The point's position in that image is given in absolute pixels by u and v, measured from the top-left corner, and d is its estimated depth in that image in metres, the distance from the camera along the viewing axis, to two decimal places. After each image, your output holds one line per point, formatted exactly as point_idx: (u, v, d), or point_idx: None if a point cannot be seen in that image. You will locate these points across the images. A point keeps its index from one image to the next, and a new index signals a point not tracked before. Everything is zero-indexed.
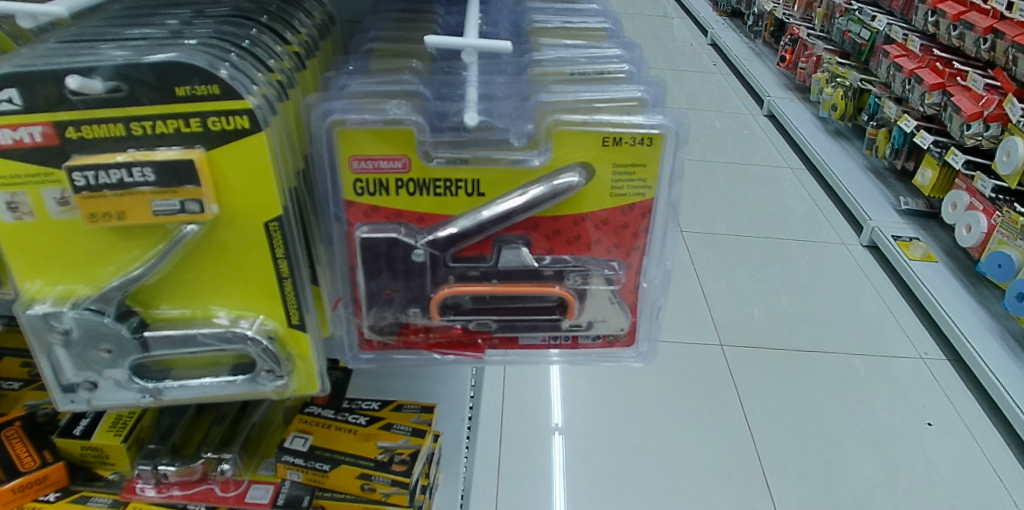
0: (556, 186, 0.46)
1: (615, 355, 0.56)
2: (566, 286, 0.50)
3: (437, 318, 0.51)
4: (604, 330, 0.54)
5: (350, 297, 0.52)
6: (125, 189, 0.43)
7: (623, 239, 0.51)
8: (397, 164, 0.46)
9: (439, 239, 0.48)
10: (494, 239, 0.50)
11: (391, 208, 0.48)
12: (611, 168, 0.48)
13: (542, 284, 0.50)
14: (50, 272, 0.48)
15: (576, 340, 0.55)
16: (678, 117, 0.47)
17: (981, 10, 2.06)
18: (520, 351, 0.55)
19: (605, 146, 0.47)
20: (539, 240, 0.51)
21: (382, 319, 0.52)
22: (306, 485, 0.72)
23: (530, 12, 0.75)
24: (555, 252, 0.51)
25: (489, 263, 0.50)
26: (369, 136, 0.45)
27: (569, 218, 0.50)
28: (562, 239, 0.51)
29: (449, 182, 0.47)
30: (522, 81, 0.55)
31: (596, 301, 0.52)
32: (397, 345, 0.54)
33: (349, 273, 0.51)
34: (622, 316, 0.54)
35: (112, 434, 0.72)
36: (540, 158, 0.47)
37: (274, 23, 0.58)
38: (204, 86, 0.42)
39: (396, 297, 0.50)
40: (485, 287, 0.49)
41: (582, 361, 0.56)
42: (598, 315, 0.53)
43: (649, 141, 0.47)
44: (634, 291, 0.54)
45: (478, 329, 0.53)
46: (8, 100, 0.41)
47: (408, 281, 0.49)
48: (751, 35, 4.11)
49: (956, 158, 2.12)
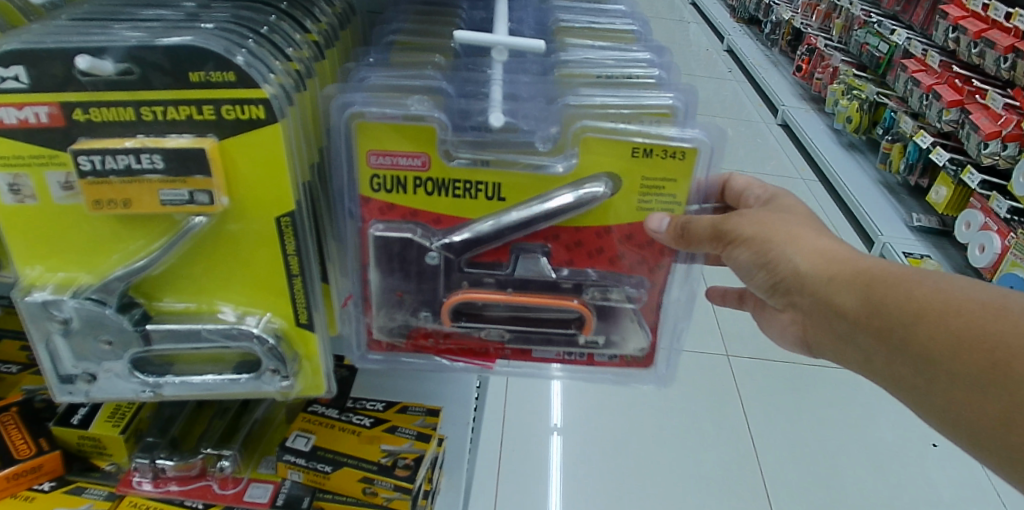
0: (580, 196, 0.44)
1: (632, 375, 0.54)
2: (584, 299, 0.49)
3: (447, 324, 0.49)
4: (622, 348, 0.52)
5: (362, 296, 0.50)
6: (133, 176, 0.41)
7: (648, 255, 0.49)
8: (416, 162, 0.44)
9: (455, 243, 0.46)
10: (513, 246, 0.48)
11: (407, 207, 0.46)
12: (639, 180, 0.45)
13: (559, 296, 0.48)
14: (51, 258, 0.46)
15: (592, 358, 0.53)
16: (715, 130, 0.44)
17: (1003, 28, 2.01)
18: (534, 364, 0.53)
19: (633, 156, 0.44)
20: (559, 250, 0.48)
21: (391, 320, 0.50)
22: (307, 485, 0.71)
23: (556, 11, 0.73)
24: (576, 264, 0.49)
25: (505, 271, 0.48)
26: (387, 130, 0.43)
27: (591, 230, 0.47)
28: (583, 251, 0.48)
29: (470, 184, 0.45)
30: (548, 82, 0.53)
31: (613, 319, 0.50)
32: (406, 347, 0.53)
33: (361, 271, 0.49)
34: (643, 334, 0.52)
35: (110, 424, 0.70)
36: (567, 163, 0.45)
37: (294, 10, 0.55)
38: (219, 72, 0.40)
39: (407, 299, 0.49)
40: (500, 296, 0.48)
41: (596, 380, 0.54)
42: (615, 333, 0.51)
43: (682, 154, 0.44)
44: (656, 310, 0.52)
45: (490, 338, 0.51)
46: (15, 77, 0.40)
47: (420, 283, 0.48)
48: (768, 43, 4.08)
49: (972, 177, 2.08)
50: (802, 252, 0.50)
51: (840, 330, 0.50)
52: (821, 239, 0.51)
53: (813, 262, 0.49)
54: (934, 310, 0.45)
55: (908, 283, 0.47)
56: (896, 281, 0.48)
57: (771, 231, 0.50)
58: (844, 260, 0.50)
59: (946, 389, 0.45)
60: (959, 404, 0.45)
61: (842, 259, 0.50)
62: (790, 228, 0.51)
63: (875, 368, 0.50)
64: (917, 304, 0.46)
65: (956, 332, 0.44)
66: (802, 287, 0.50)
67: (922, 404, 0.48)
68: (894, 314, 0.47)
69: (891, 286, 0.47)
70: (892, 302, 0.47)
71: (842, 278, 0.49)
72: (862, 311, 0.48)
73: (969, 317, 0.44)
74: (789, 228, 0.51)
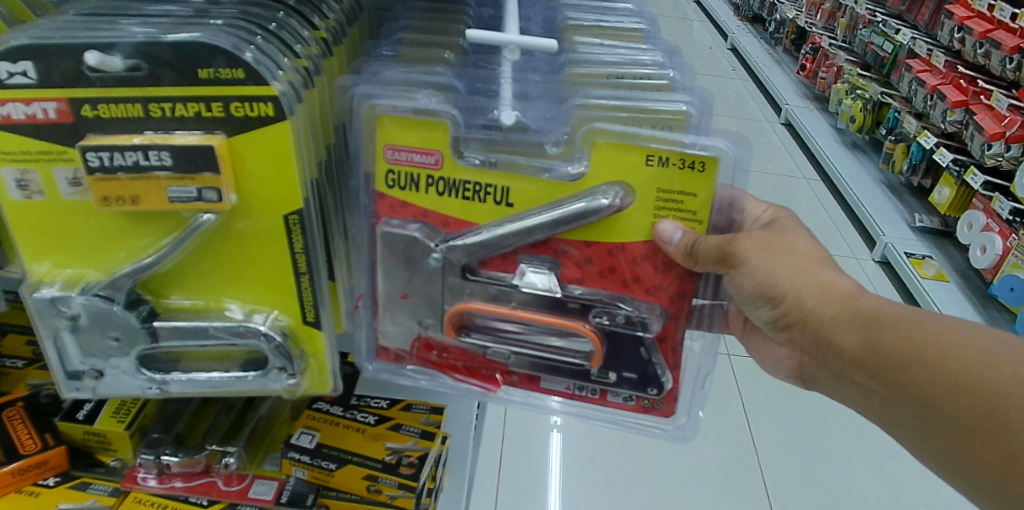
0: (590, 204, 0.43)
1: (646, 421, 0.51)
2: (593, 324, 0.47)
3: (450, 336, 0.49)
4: (637, 386, 0.49)
5: (371, 295, 0.50)
6: (141, 172, 0.41)
7: (664, 283, 0.47)
8: (429, 159, 0.44)
9: (458, 247, 0.46)
10: (520, 256, 0.47)
11: (418, 206, 0.46)
12: (654, 192, 0.44)
13: (565, 316, 0.47)
14: (60, 254, 0.46)
15: (604, 396, 0.51)
16: (737, 140, 0.43)
17: (1009, 29, 2.00)
18: (539, 394, 0.52)
19: (648, 164, 0.43)
20: (569, 266, 0.47)
21: (396, 323, 0.50)
22: (311, 482, 0.72)
23: (565, 9, 0.72)
24: (586, 283, 0.47)
25: (509, 281, 0.47)
26: (398, 125, 0.43)
27: (603, 246, 0.46)
28: (596, 270, 0.47)
29: (479, 186, 0.45)
30: (557, 82, 0.53)
31: (625, 350, 0.48)
32: (412, 359, 0.52)
33: (371, 270, 0.49)
34: (661, 374, 0.49)
35: (115, 419, 0.71)
36: (576, 167, 0.44)
37: (303, 6, 0.55)
38: (229, 69, 0.40)
39: (412, 300, 0.49)
40: (499, 309, 0.47)
41: (608, 421, 0.52)
42: (629, 367, 0.49)
43: (703, 165, 0.42)
44: (675, 351, 0.49)
45: (494, 358, 0.50)
46: (23, 73, 0.39)
47: (425, 284, 0.48)
48: (771, 41, 4.07)
49: (975, 178, 2.07)
50: (801, 285, 0.50)
51: (838, 368, 0.51)
52: (825, 276, 0.52)
53: (813, 295, 0.51)
54: (930, 354, 0.47)
55: (906, 324, 0.48)
56: (894, 320, 0.49)
57: (774, 260, 0.50)
58: (842, 295, 0.51)
59: (942, 432, 0.47)
60: (952, 444, 0.47)
61: (843, 298, 0.51)
62: (793, 262, 0.51)
63: (872, 405, 0.51)
64: (914, 347, 0.47)
65: (953, 377, 0.45)
66: (804, 322, 0.51)
67: (918, 440, 0.50)
68: (892, 353, 0.48)
69: (889, 327, 0.48)
70: (891, 342, 0.48)
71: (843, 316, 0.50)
72: (860, 351, 0.49)
73: (964, 362, 0.45)
74: (790, 257, 0.51)
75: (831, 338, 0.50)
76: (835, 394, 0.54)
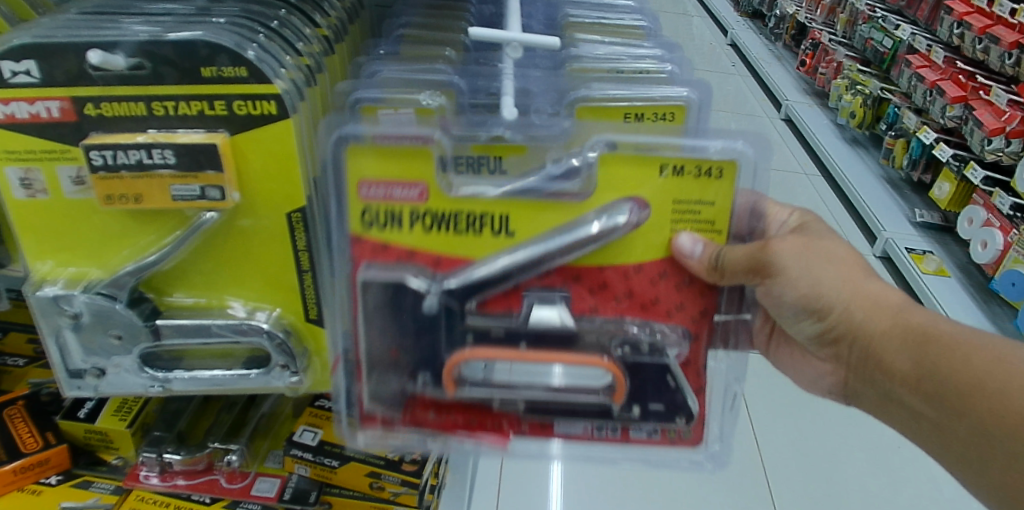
0: (599, 228, 0.40)
1: (674, 455, 0.46)
2: (614, 357, 0.42)
3: (449, 389, 0.43)
4: (665, 420, 0.43)
5: (351, 358, 0.45)
6: (144, 171, 0.41)
7: (686, 299, 0.44)
8: (412, 192, 0.40)
9: (455, 288, 0.41)
10: (525, 290, 0.43)
11: (402, 246, 0.42)
12: (670, 204, 0.42)
13: (583, 352, 0.41)
14: (64, 253, 0.46)
15: (626, 434, 0.45)
16: (757, 144, 0.41)
17: (1008, 24, 2.00)
18: (553, 443, 0.45)
19: (663, 176, 0.41)
20: (581, 294, 0.43)
21: (384, 385, 0.44)
22: (313, 479, 0.72)
23: (566, 5, 0.72)
24: (602, 309, 0.43)
25: (517, 320, 0.42)
26: (377, 155, 0.40)
27: (617, 270, 0.43)
28: (611, 295, 0.43)
29: (472, 215, 0.41)
30: (559, 76, 0.54)
31: (651, 379, 0.43)
32: (402, 422, 0.45)
33: (351, 326, 0.44)
34: (689, 399, 0.43)
35: (117, 418, 0.71)
36: (579, 187, 0.41)
37: (304, 4, 0.55)
38: (232, 67, 0.40)
39: (402, 358, 0.43)
40: (510, 352, 0.41)
41: (637, 462, 0.46)
42: (656, 398, 0.43)
43: (721, 172, 0.41)
44: (699, 371, 0.45)
45: (503, 408, 0.44)
46: (26, 72, 0.39)
47: (417, 338, 0.42)
48: (771, 37, 4.06)
49: (975, 173, 2.07)
50: (851, 299, 0.50)
51: (888, 387, 0.51)
52: (871, 286, 0.51)
53: (864, 309, 0.50)
54: (992, 382, 0.47)
55: (964, 348, 0.48)
56: (950, 343, 0.48)
57: (820, 271, 0.49)
58: (895, 313, 0.50)
59: (1000, 459, 0.47)
60: (1010, 473, 0.47)
61: (892, 313, 0.50)
62: (843, 272, 0.50)
63: (920, 426, 0.51)
64: (976, 373, 0.47)
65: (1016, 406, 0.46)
66: (854, 338, 0.50)
67: (969, 464, 0.50)
68: (950, 377, 0.47)
69: (944, 349, 0.48)
70: (948, 365, 0.48)
71: (897, 334, 0.49)
72: (912, 371, 0.49)
73: None
74: (837, 267, 0.50)
75: (882, 358, 0.50)
76: (880, 411, 0.54)
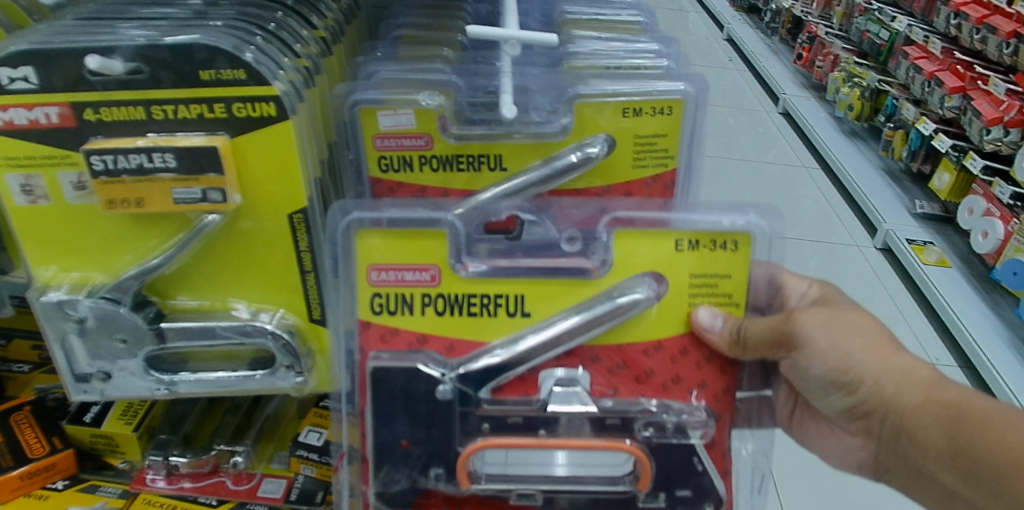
0: (617, 304, 0.39)
1: None
2: (636, 440, 0.40)
3: (464, 486, 0.40)
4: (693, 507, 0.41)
5: (358, 453, 0.43)
6: (145, 175, 0.41)
7: (706, 376, 0.42)
8: (424, 276, 0.40)
9: (472, 372, 0.40)
10: (540, 374, 0.41)
11: (415, 332, 0.41)
12: (685, 281, 0.41)
13: (604, 436, 0.40)
14: (66, 258, 0.46)
15: None
16: (771, 216, 0.40)
17: (1004, 14, 2.01)
18: None
19: (678, 249, 0.40)
20: (598, 375, 0.42)
21: (393, 482, 0.41)
22: (320, 480, 0.71)
23: (561, 3, 0.72)
24: (620, 393, 0.42)
25: (534, 406, 0.40)
26: (387, 242, 0.40)
27: (633, 348, 0.41)
28: (630, 374, 0.42)
29: (485, 298, 0.41)
30: (557, 73, 0.55)
31: (677, 465, 0.41)
32: None
33: (359, 415, 0.42)
34: (716, 483, 0.41)
35: (123, 421, 0.72)
36: (598, 264, 0.41)
37: (300, 6, 0.55)
38: (231, 70, 0.40)
39: (414, 451, 0.40)
40: (529, 440, 0.39)
41: None
42: (683, 484, 0.41)
43: (736, 244, 0.40)
44: (725, 455, 0.43)
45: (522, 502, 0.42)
46: (25, 78, 0.40)
47: (430, 430, 0.40)
48: (767, 31, 4.06)
49: (975, 163, 2.07)
50: (881, 373, 0.44)
51: (919, 463, 0.45)
52: (900, 358, 0.45)
53: (897, 384, 0.44)
54: None
55: (1001, 424, 0.43)
56: (986, 417, 0.43)
57: (844, 341, 0.43)
58: (927, 386, 0.44)
59: None
60: None
61: (925, 385, 0.44)
62: (872, 344, 0.44)
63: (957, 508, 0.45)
64: (1017, 454, 0.42)
65: None
66: (885, 413, 0.44)
67: None
68: (988, 457, 0.42)
69: (980, 426, 0.43)
70: (985, 444, 0.42)
71: (930, 411, 0.44)
72: (945, 449, 0.43)
73: None
74: (867, 337, 0.44)
75: (915, 437, 0.44)
76: (911, 488, 0.48)
